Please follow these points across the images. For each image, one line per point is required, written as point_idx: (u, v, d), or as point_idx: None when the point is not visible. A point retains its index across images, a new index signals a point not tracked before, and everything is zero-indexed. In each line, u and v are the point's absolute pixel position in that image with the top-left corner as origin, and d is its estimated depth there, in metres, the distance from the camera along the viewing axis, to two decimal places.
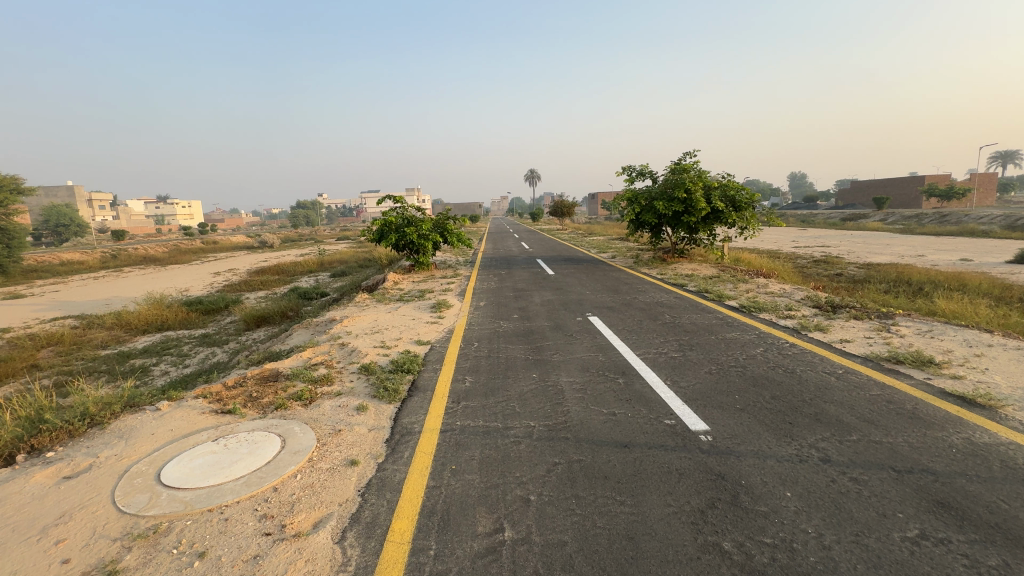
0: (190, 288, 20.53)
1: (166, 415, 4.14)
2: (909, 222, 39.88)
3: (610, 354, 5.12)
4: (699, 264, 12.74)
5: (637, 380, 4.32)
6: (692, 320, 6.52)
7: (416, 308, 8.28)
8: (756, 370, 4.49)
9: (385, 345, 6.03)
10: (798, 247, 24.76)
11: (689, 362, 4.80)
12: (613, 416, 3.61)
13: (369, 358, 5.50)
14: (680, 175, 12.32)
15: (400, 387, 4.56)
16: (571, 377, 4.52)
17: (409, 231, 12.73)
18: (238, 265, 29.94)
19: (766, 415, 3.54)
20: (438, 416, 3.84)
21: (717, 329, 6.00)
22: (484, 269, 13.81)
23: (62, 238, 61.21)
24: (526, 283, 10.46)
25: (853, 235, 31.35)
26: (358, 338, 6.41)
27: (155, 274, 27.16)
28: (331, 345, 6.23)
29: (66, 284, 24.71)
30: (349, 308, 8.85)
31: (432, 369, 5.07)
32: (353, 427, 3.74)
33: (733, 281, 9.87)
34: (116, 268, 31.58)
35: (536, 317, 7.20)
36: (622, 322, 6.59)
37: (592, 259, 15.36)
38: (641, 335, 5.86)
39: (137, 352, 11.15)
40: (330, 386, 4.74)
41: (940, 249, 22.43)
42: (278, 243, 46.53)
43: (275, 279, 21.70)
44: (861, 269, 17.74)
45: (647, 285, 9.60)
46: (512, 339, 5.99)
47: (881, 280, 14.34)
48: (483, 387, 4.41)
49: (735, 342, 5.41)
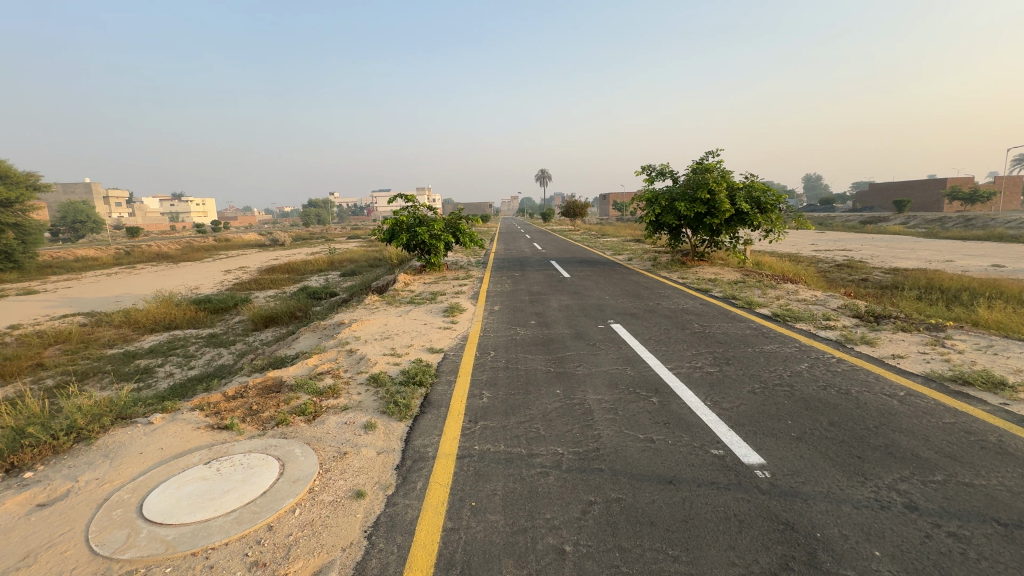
0: (200, 286, 20.39)
1: (158, 430, 3.80)
2: (933, 225, 38.77)
3: (639, 368, 4.70)
4: (721, 268, 12.25)
5: (672, 399, 3.91)
6: (724, 329, 6.06)
7: (428, 312, 7.91)
8: (805, 390, 4.04)
9: (395, 353, 5.65)
10: (819, 251, 24.05)
11: (727, 378, 4.38)
12: (652, 445, 3.20)
13: (378, 368, 5.13)
14: (703, 175, 11.83)
15: (411, 402, 4.18)
16: (599, 395, 4.12)
17: (421, 231, 12.39)
18: (248, 263, 29.80)
19: (828, 446, 3.11)
20: (455, 439, 3.45)
21: (753, 340, 5.55)
22: (497, 270, 13.41)
23: (78, 235, 61.95)
24: (542, 286, 10.06)
25: (875, 239, 30.50)
26: (367, 345, 6.04)
27: (166, 272, 27.10)
28: (339, 351, 5.88)
29: (80, 280, 24.76)
30: (358, 311, 8.52)
31: (446, 381, 4.69)
32: (360, 450, 3.36)
33: (760, 286, 9.37)
34: (130, 264, 31.76)
35: (554, 323, 6.80)
36: (648, 331, 6.16)
37: (608, 261, 14.90)
38: (670, 347, 5.42)
39: (143, 351, 10.93)
40: (336, 399, 4.38)
41: (969, 254, 21.62)
42: (289, 241, 46.65)
43: (285, 277, 21.50)
44: (888, 275, 17.09)
45: (669, 289, 9.15)
46: (530, 348, 5.61)
47: (911, 287, 13.74)
48: (503, 404, 4.02)
49: (777, 356, 4.95)
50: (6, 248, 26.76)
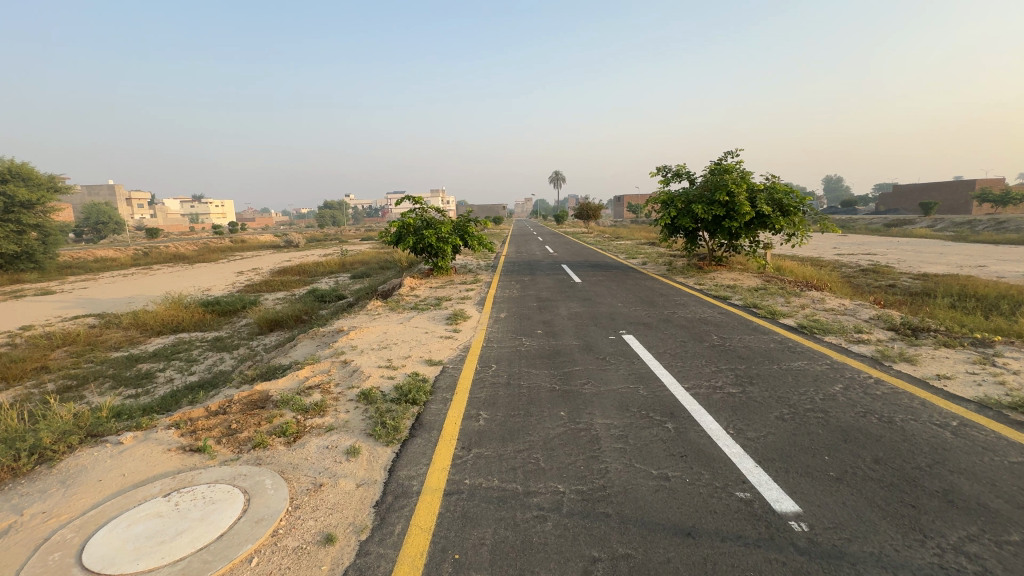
0: (212, 287, 20.41)
1: (126, 452, 3.50)
2: (962, 228, 37.33)
3: (653, 388, 4.28)
4: (740, 274, 11.71)
5: (690, 426, 3.49)
6: (746, 343, 5.59)
7: (430, 320, 7.56)
8: (842, 418, 3.58)
9: (391, 365, 5.31)
10: (842, 255, 23.23)
11: (752, 401, 3.94)
12: (666, 484, 2.80)
13: (371, 382, 4.78)
14: (721, 176, 11.31)
15: (401, 424, 3.83)
16: (608, 418, 3.71)
17: (428, 233, 12.10)
18: (260, 264, 29.86)
19: (875, 490, 2.66)
20: (444, 470, 3.08)
21: (778, 356, 5.08)
22: (506, 274, 13.03)
23: (101, 235, 63.38)
24: (551, 292, 9.68)
25: (900, 242, 29.41)
26: (363, 356, 5.71)
27: (180, 273, 27.27)
28: (333, 363, 5.56)
29: (96, 281, 25.10)
30: (360, 317, 8.24)
31: (441, 399, 4.32)
32: (337, 481, 3.01)
33: (783, 294, 8.84)
34: (147, 265, 32.15)
35: (562, 334, 6.39)
36: (662, 343, 5.72)
37: (621, 265, 14.42)
38: (687, 362, 4.98)
39: (146, 355, 10.80)
40: (321, 418, 4.05)
41: (1003, 259, 20.60)
42: (303, 242, 46.92)
43: (295, 279, 21.44)
44: (916, 281, 16.31)
45: (685, 296, 8.69)
46: (535, 361, 5.23)
47: (942, 294, 13.01)
48: (501, 427, 3.64)
49: (806, 376, 4.48)
50: (27, 248, 27.25)
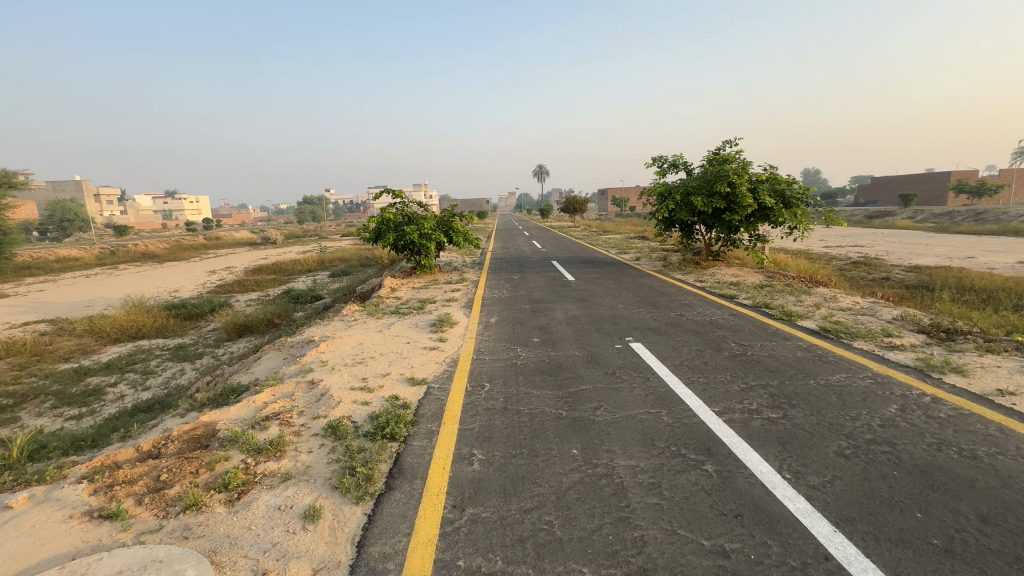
0: (180, 288, 19.22)
1: (12, 523, 2.68)
2: (942, 220, 37.74)
3: (678, 414, 3.60)
4: (740, 270, 11.15)
5: (736, 470, 2.81)
6: (771, 352, 4.95)
7: (412, 327, 6.75)
8: (915, 453, 2.95)
9: (366, 386, 4.51)
10: (831, 247, 23.09)
11: (799, 430, 3.28)
12: (726, 564, 2.11)
13: (341, 410, 3.99)
14: (721, 167, 10.70)
15: (376, 469, 3.08)
16: (631, 457, 3.03)
17: (410, 229, 11.27)
18: (232, 263, 28.40)
19: (1003, 569, 2.00)
20: (430, 546, 2.35)
21: (812, 369, 4.44)
22: (494, 272, 12.26)
23: (66, 234, 60.48)
24: (545, 292, 8.97)
25: (885, 235, 29.45)
26: (333, 374, 4.89)
27: (146, 273, 25.76)
28: (298, 384, 4.75)
29: (55, 283, 23.47)
30: (335, 323, 7.42)
31: (426, 431, 3.58)
32: (287, 567, 2.26)
33: (792, 292, 8.27)
34: (112, 265, 30.42)
35: (562, 342, 5.67)
36: (677, 353, 5.05)
37: (614, 261, 13.74)
38: (710, 378, 4.32)
39: (97, 367, 9.76)
40: (276, 463, 3.27)
41: (991, 250, 20.57)
42: (282, 238, 45.39)
43: (271, 279, 20.36)
44: (909, 273, 16.11)
45: (689, 295, 8.10)
46: (534, 378, 4.50)
47: (942, 287, 12.67)
48: (501, 475, 2.93)
49: (852, 395, 3.85)
50: None
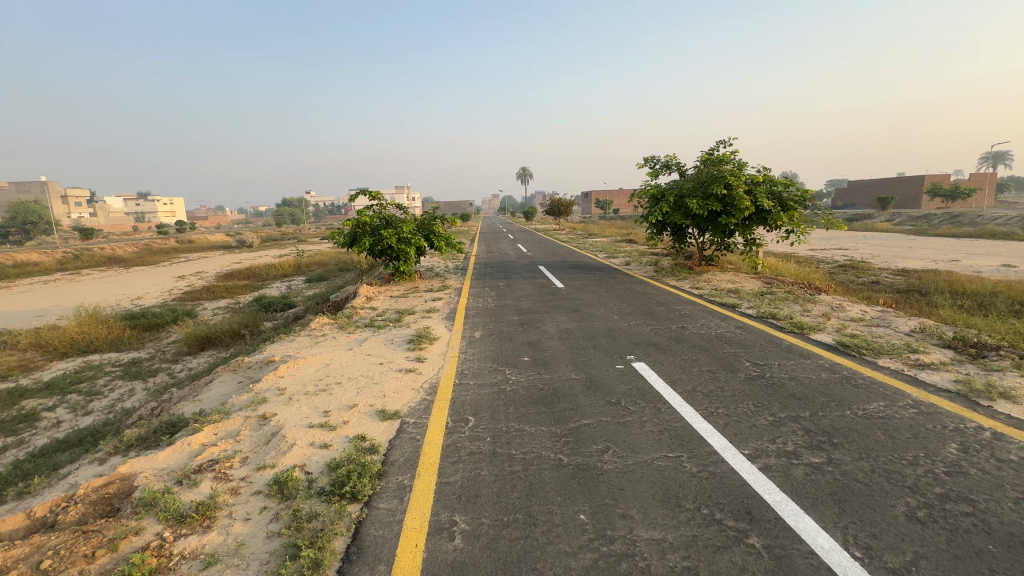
0: (143, 296, 18.01)
1: None
2: (919, 223, 38.43)
3: (702, 460, 2.99)
4: (736, 276, 10.68)
5: (792, 547, 2.20)
6: (792, 374, 4.38)
7: (387, 344, 6.00)
8: (1004, 514, 2.38)
9: (327, 423, 3.79)
10: (818, 250, 22.96)
11: (854, 483, 2.69)
12: None
13: (293, 458, 3.28)
14: (717, 168, 10.24)
15: (328, 549, 2.38)
16: (655, 527, 2.39)
17: (387, 233, 10.52)
18: (203, 268, 27.02)
19: None
20: None
21: (843, 395, 3.88)
22: (479, 279, 11.58)
23: (29, 237, 57.58)
24: (534, 301, 8.32)
25: (868, 238, 29.59)
26: (290, 407, 4.15)
27: (109, 278, 24.33)
28: (246, 419, 3.99)
29: (7, 290, 21.91)
30: (301, 339, 6.64)
31: (396, 488, 2.89)
32: None
33: (795, 299, 7.80)
34: (72, 270, 28.73)
35: (556, 363, 5.02)
36: (687, 376, 4.45)
37: (603, 266, 13.20)
38: (731, 408, 3.73)
39: (36, 387, 8.76)
40: (199, 539, 2.54)
41: (971, 253, 20.78)
42: (257, 242, 43.82)
43: (243, 285, 19.29)
44: (899, 277, 15.93)
45: (688, 305, 7.55)
46: (527, 411, 3.84)
47: (936, 292, 12.42)
48: (490, 558, 2.25)
49: (900, 430, 3.29)
50: None
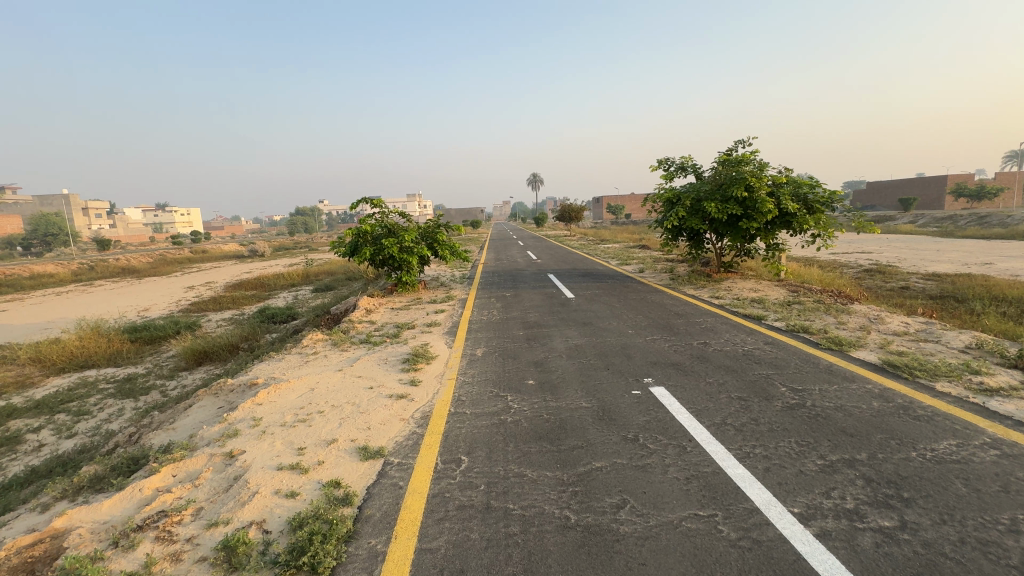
0: (149, 307, 17.84)
1: None
2: (945, 224, 36.99)
3: (741, 522, 2.42)
4: (758, 284, 10.03)
5: None
6: (838, 403, 3.78)
7: (380, 364, 5.52)
8: None
9: (299, 464, 3.30)
10: (840, 255, 22.07)
11: (943, 561, 2.10)
12: None
13: (251, 512, 2.78)
14: (736, 169, 9.63)
15: None
16: None
17: (389, 242, 10.09)
18: (213, 278, 27.01)
19: None
20: None
21: (905, 432, 3.26)
22: (485, 289, 11.09)
23: (50, 249, 58.71)
24: (542, 314, 7.79)
25: (891, 241, 28.53)
26: (262, 442, 3.67)
27: (121, 289, 24.37)
28: (211, 458, 3.52)
29: (19, 302, 21.98)
30: (290, 357, 6.19)
31: (364, 558, 2.37)
32: None
33: (827, 310, 7.15)
34: (85, 281, 28.89)
35: (564, 387, 4.47)
36: (714, 404, 3.88)
37: (616, 274, 12.62)
38: (772, 448, 3.15)
39: (27, 405, 8.45)
40: None
41: (1005, 256, 19.67)
42: (269, 251, 44.01)
43: (249, 295, 19.06)
44: (929, 282, 15.07)
45: (709, 317, 6.95)
46: (529, 450, 3.30)
47: (974, 299, 11.63)
48: None
49: (986, 481, 2.67)
50: None
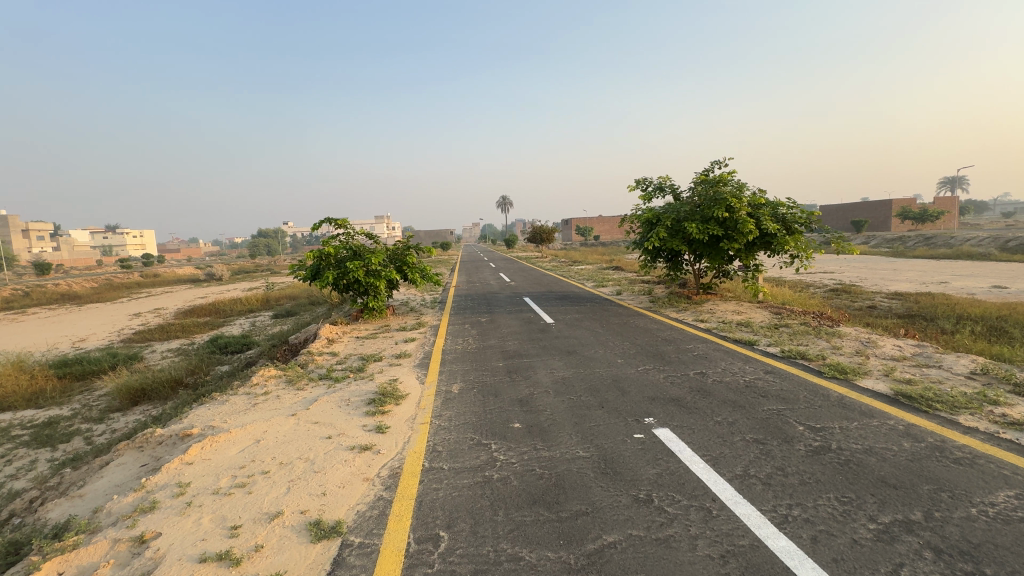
0: (86, 338, 16.20)
1: None
2: (896, 245, 38.77)
3: None
4: (739, 306, 9.81)
5: None
6: (867, 446, 3.35)
7: (342, 406, 4.80)
8: None
9: (231, 551, 2.57)
10: (806, 275, 22.59)
11: None
12: None
13: None
14: (715, 190, 9.50)
15: None
16: None
17: (354, 265, 9.38)
18: (163, 305, 25.16)
19: None
20: None
21: (954, 482, 2.84)
22: (459, 314, 10.46)
23: None
24: (523, 342, 7.22)
25: (850, 260, 29.59)
26: (185, 519, 2.91)
27: (57, 318, 22.28)
28: (115, 545, 2.73)
29: None
30: (236, 399, 5.35)
31: None
32: None
33: (817, 334, 6.89)
34: (17, 309, 26.39)
35: (555, 431, 3.89)
36: (731, 450, 3.38)
37: (594, 297, 12.23)
38: (812, 509, 2.64)
39: None
40: None
41: (958, 275, 20.55)
42: (227, 276, 41.87)
43: (202, 322, 17.68)
44: (895, 300, 15.40)
45: (700, 343, 6.55)
46: (523, 521, 2.69)
47: (943, 317, 11.79)
48: None
49: None
50: None
